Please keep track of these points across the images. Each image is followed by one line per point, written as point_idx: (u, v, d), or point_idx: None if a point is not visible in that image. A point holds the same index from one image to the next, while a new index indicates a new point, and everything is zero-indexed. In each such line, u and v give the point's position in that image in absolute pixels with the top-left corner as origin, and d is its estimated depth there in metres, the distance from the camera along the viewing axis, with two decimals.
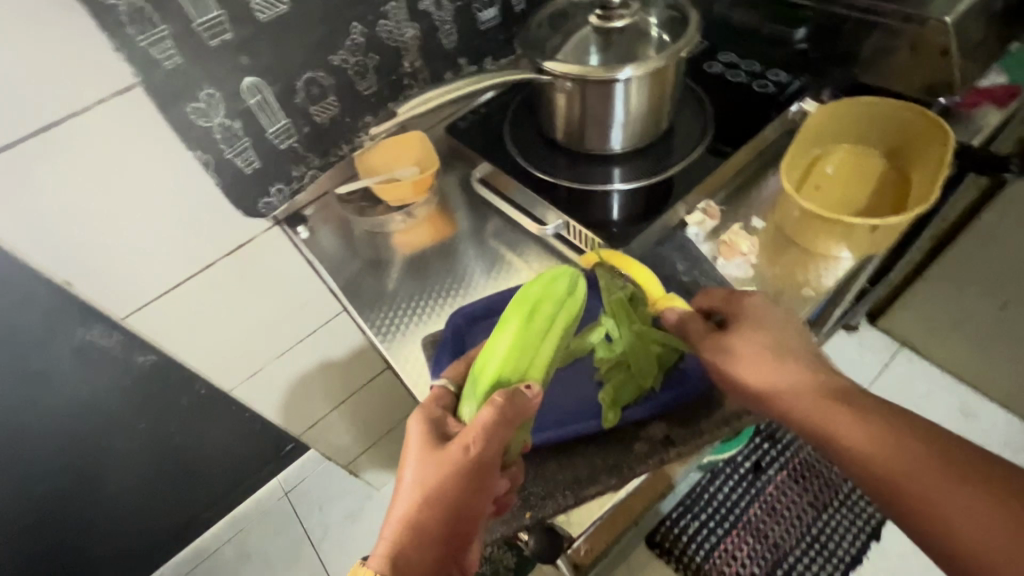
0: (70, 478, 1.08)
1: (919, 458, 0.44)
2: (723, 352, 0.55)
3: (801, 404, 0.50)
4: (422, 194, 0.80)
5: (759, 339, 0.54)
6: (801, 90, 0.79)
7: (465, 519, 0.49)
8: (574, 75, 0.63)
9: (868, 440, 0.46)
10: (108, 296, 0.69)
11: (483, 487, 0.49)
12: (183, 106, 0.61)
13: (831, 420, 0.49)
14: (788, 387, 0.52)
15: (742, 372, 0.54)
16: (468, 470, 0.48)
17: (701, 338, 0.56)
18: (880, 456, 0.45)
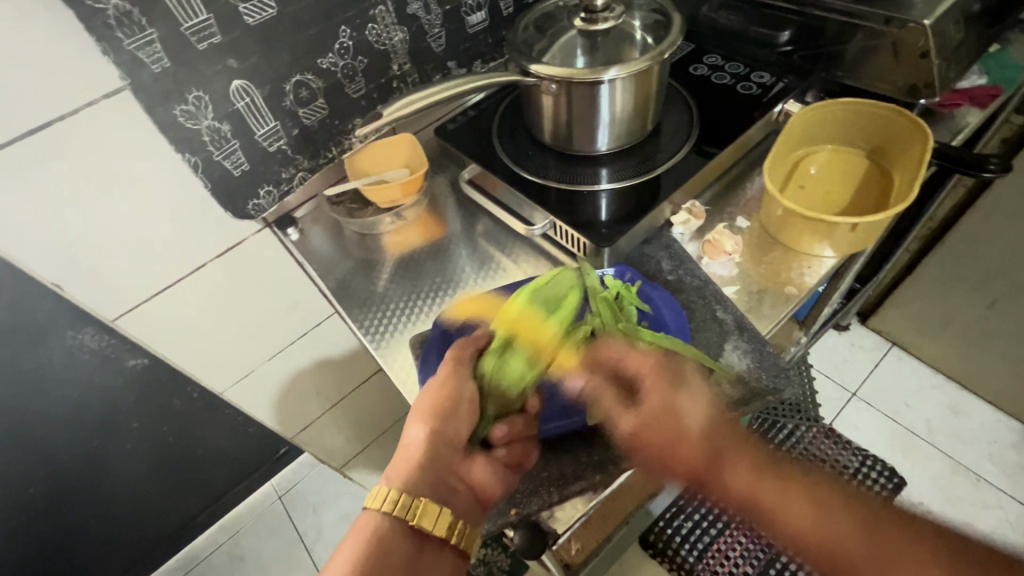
0: (62, 482, 1.08)
1: (863, 542, 0.45)
2: (670, 437, 0.50)
3: (750, 494, 0.48)
4: (411, 196, 0.80)
5: (690, 423, 0.51)
6: (783, 92, 0.80)
7: (454, 431, 0.56)
8: (559, 77, 0.64)
9: (824, 523, 0.46)
10: (98, 299, 0.70)
11: (462, 403, 0.57)
12: (171, 109, 0.62)
13: (774, 508, 0.48)
14: (739, 474, 0.49)
15: (688, 455, 0.49)
16: (443, 388, 0.57)
17: (647, 424, 0.51)
18: (827, 545, 0.45)
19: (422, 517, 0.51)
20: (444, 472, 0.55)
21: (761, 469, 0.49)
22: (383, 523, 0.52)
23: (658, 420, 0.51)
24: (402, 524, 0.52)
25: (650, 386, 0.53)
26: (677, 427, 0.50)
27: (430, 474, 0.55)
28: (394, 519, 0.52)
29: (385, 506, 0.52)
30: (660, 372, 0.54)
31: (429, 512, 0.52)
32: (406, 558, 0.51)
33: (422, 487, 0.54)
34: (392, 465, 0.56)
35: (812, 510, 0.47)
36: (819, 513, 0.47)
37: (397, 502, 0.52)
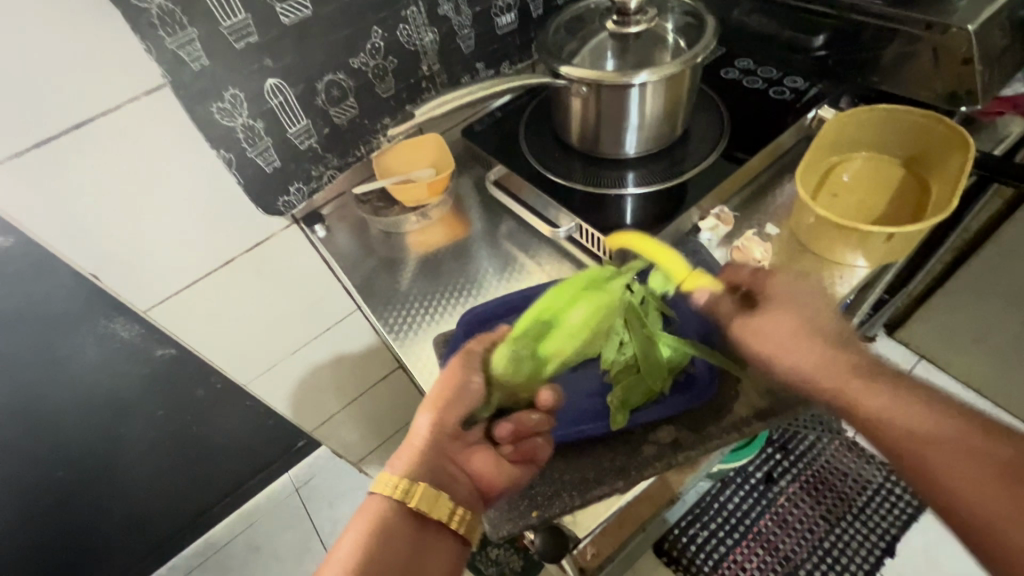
0: (90, 467, 1.11)
1: (942, 432, 0.45)
2: (757, 337, 0.55)
3: (842, 387, 0.50)
4: (436, 196, 0.81)
5: (795, 323, 0.54)
6: (816, 98, 0.79)
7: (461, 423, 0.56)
8: (588, 80, 0.64)
9: (912, 425, 0.46)
10: (133, 290, 0.72)
11: (473, 395, 0.56)
12: (208, 106, 0.63)
13: (861, 398, 0.49)
14: (839, 368, 0.51)
15: (797, 349, 0.53)
16: (455, 377, 0.56)
17: (752, 327, 0.56)
18: (908, 425, 0.46)
19: (421, 501, 0.51)
20: (447, 460, 0.56)
21: (856, 373, 0.51)
22: (386, 505, 0.52)
23: (773, 349, 0.54)
24: (404, 508, 0.52)
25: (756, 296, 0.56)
26: (794, 321, 0.54)
27: (435, 459, 0.55)
28: (397, 502, 0.52)
29: (388, 489, 0.52)
30: (765, 280, 0.56)
31: (431, 498, 0.52)
32: (406, 540, 0.51)
33: (429, 476, 0.54)
34: (398, 449, 0.56)
35: (899, 404, 0.47)
36: (899, 401, 0.47)
37: (400, 485, 0.52)
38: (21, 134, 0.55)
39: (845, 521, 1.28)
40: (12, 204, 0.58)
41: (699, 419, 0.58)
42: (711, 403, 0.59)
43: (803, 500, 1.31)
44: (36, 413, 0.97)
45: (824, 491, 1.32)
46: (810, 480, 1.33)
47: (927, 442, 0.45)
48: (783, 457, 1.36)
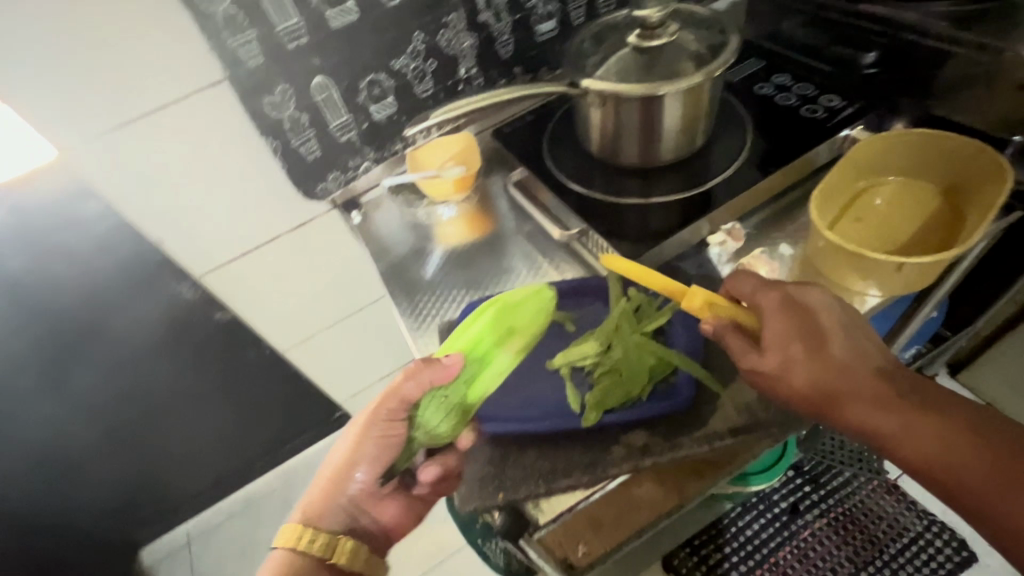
0: (154, 409, 1.26)
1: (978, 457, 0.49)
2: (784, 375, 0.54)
3: (878, 415, 0.52)
4: (462, 192, 0.86)
5: (814, 360, 0.54)
6: (854, 117, 0.76)
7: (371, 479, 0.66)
8: (607, 92, 0.66)
9: (897, 427, 0.51)
10: (191, 256, 0.82)
11: (383, 451, 0.65)
12: (261, 99, 0.71)
13: (898, 435, 0.51)
14: (873, 402, 0.52)
15: (833, 381, 0.53)
16: (366, 441, 0.65)
17: (776, 367, 0.55)
18: (923, 443, 0.50)
19: (336, 553, 0.62)
20: (357, 509, 0.67)
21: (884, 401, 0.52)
22: (294, 558, 0.61)
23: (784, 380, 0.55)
24: (314, 559, 0.62)
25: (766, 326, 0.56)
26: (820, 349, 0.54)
27: (346, 510, 0.66)
28: (301, 553, 0.62)
29: (296, 544, 0.62)
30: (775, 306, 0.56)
31: (344, 550, 0.62)
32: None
33: (337, 523, 0.65)
34: (307, 501, 0.66)
35: (932, 435, 0.50)
36: (931, 427, 0.50)
37: (305, 539, 0.62)
38: (110, 115, 0.66)
39: (872, 566, 1.21)
40: (98, 174, 0.69)
41: (673, 427, 0.60)
42: (690, 412, 0.61)
43: (829, 537, 1.25)
44: (116, 354, 1.13)
45: (854, 531, 1.25)
46: (839, 518, 1.27)
47: (960, 464, 0.49)
48: (812, 490, 1.30)
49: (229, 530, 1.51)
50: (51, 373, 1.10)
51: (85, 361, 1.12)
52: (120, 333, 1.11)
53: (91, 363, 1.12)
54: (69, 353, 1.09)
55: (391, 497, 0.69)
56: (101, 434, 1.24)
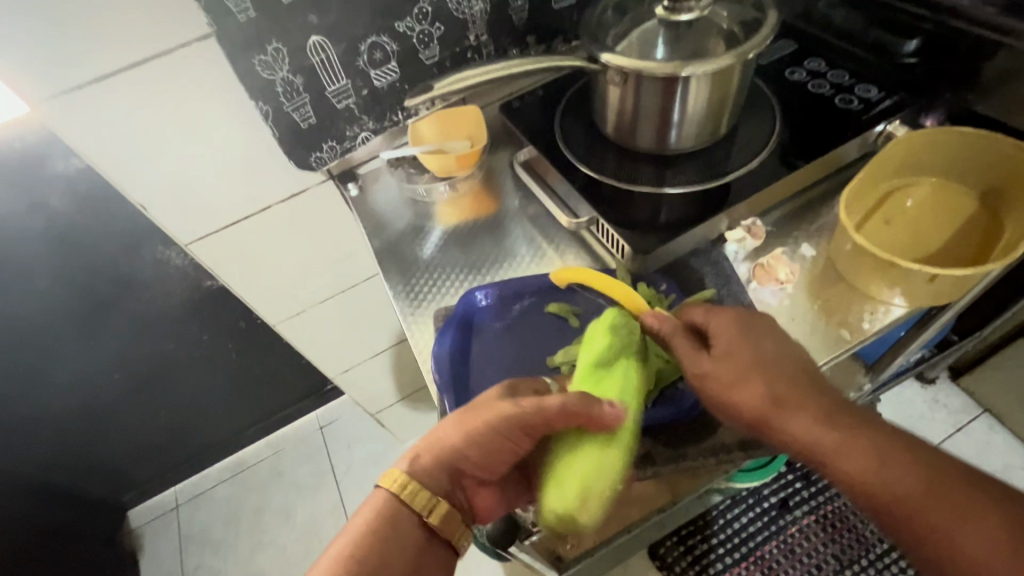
0: (143, 371, 1.24)
1: (931, 484, 0.45)
2: (737, 383, 0.52)
3: (806, 434, 0.49)
4: (465, 169, 0.81)
5: (765, 374, 0.52)
6: (891, 110, 0.70)
7: (479, 464, 0.54)
8: (627, 68, 0.60)
9: (868, 470, 0.47)
10: (176, 225, 0.76)
11: (509, 450, 0.53)
12: (250, 58, 0.65)
13: (839, 451, 0.48)
14: (792, 422, 0.50)
15: (754, 407, 0.51)
16: (494, 429, 0.52)
17: (728, 375, 0.52)
18: (873, 485, 0.47)
19: (436, 516, 0.50)
20: (456, 479, 0.54)
21: (838, 423, 0.49)
22: (391, 506, 0.50)
23: (722, 393, 0.52)
24: (410, 514, 0.50)
25: (727, 350, 0.53)
26: (776, 400, 0.51)
27: (449, 472, 0.53)
28: (402, 504, 0.50)
29: (398, 490, 0.50)
30: (735, 321, 0.54)
31: (440, 513, 0.50)
32: (411, 547, 0.49)
33: (437, 481, 0.52)
34: (416, 455, 0.53)
35: (887, 462, 0.47)
36: (889, 477, 0.46)
37: (406, 488, 0.50)
38: (83, 68, 0.59)
39: (857, 565, 1.20)
40: (70, 133, 0.63)
41: (681, 436, 0.58)
42: (696, 421, 0.59)
43: (816, 534, 1.24)
44: (102, 311, 1.11)
45: (842, 530, 1.24)
46: (828, 515, 1.26)
47: (885, 489, 0.46)
48: (802, 487, 1.29)
49: (216, 495, 1.50)
50: (36, 329, 1.08)
51: (71, 319, 1.09)
52: (107, 291, 1.08)
53: (74, 320, 1.10)
54: (54, 308, 1.07)
55: (488, 483, 0.56)
56: (85, 392, 1.21)
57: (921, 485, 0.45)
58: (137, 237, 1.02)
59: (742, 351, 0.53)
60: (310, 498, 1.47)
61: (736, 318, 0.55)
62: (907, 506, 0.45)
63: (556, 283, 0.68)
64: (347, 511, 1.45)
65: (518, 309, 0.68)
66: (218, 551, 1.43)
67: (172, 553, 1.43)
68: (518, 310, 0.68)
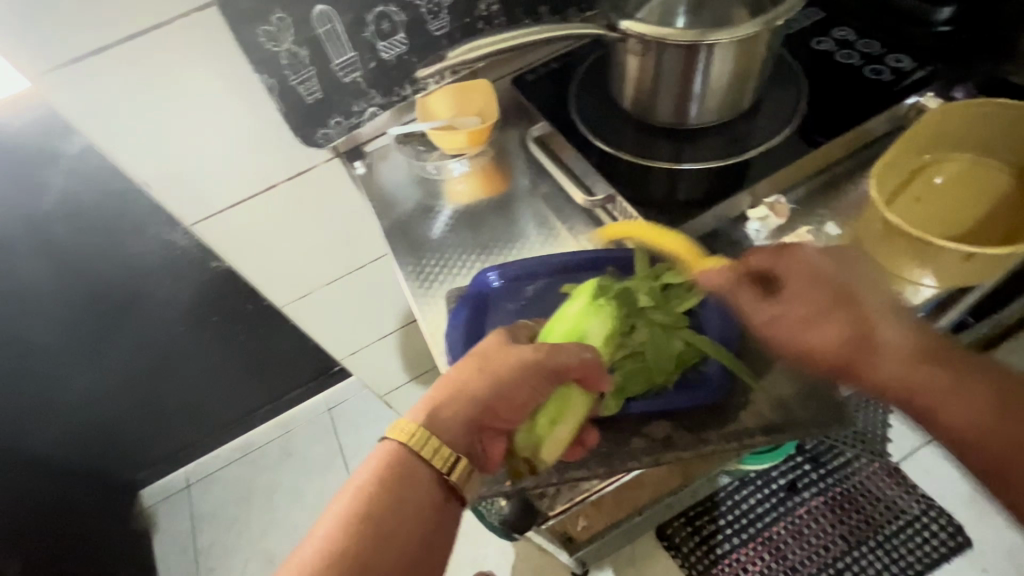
0: (150, 351, 1.24)
1: (986, 392, 0.49)
2: (815, 325, 0.53)
3: (883, 369, 0.51)
4: (476, 147, 0.79)
5: (841, 317, 0.53)
6: (923, 82, 0.67)
7: (502, 416, 0.51)
8: (649, 37, 0.58)
9: (937, 393, 0.50)
10: (181, 203, 0.74)
11: (528, 400, 0.52)
12: (254, 29, 0.63)
13: (914, 379, 0.50)
14: (868, 356, 0.52)
15: (834, 351, 0.52)
16: (516, 379, 0.51)
17: (803, 315, 0.53)
18: (956, 404, 0.49)
19: (456, 473, 0.48)
20: (475, 432, 0.51)
21: (908, 352, 0.51)
22: (404, 458, 0.48)
23: (794, 336, 0.54)
24: (424, 466, 0.48)
25: (793, 289, 0.54)
26: (858, 340, 0.52)
27: (472, 423, 0.50)
28: (414, 458, 0.48)
29: (411, 443, 0.48)
30: (804, 266, 0.54)
31: (462, 468, 0.49)
32: (424, 505, 0.48)
33: (454, 433, 0.49)
34: (434, 403, 0.50)
35: (944, 379, 0.50)
36: (954, 388, 0.49)
37: (418, 439, 0.48)
38: (81, 40, 0.57)
39: (865, 546, 1.20)
40: (69, 107, 0.60)
41: (700, 421, 0.57)
42: (717, 405, 0.58)
43: (825, 516, 1.24)
44: (109, 291, 1.10)
45: (851, 511, 1.24)
46: (837, 497, 1.25)
47: (956, 404, 0.49)
48: (812, 469, 1.28)
49: (227, 475, 1.51)
50: (45, 309, 1.07)
51: (78, 299, 1.09)
52: (114, 271, 1.07)
53: (83, 300, 1.09)
54: (60, 289, 1.06)
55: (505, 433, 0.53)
56: (94, 372, 1.21)
57: (993, 409, 0.48)
58: (141, 218, 1.00)
59: (828, 288, 0.53)
60: (319, 479, 1.48)
61: (817, 261, 0.54)
62: (975, 426, 0.48)
63: (571, 263, 0.66)
64: None
65: (531, 290, 0.66)
66: (231, 529, 1.44)
67: (185, 531, 1.45)
68: (530, 292, 0.66)
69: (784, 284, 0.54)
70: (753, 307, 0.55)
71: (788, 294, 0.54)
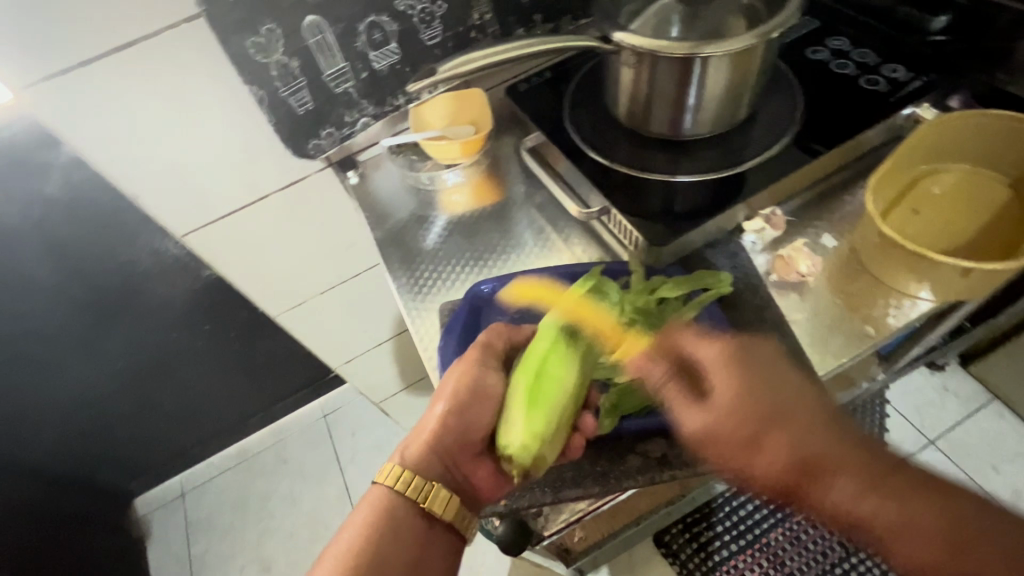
0: (143, 360, 1.22)
1: (978, 552, 0.43)
2: (754, 447, 0.49)
3: (844, 510, 0.47)
4: (470, 156, 0.78)
5: (789, 436, 0.49)
6: (919, 92, 0.67)
7: (466, 435, 0.57)
8: (643, 49, 0.57)
9: (912, 539, 0.45)
10: (171, 214, 0.73)
11: (484, 410, 0.58)
12: (243, 40, 0.62)
13: (881, 523, 0.46)
14: (825, 489, 0.47)
15: (785, 480, 0.48)
16: (470, 388, 0.57)
17: (741, 437, 0.49)
18: (934, 560, 0.44)
19: (432, 502, 0.54)
20: (451, 462, 0.57)
21: (872, 486, 0.47)
22: (391, 499, 0.54)
23: (733, 453, 0.50)
24: (409, 504, 0.54)
25: (733, 394, 0.50)
26: (807, 469, 0.48)
27: (441, 456, 0.56)
28: (400, 499, 0.54)
29: (396, 485, 0.54)
30: (738, 365, 0.51)
31: (439, 497, 0.54)
32: (413, 538, 0.54)
33: (431, 468, 0.55)
34: (408, 447, 0.57)
35: (923, 528, 0.45)
36: (936, 542, 0.44)
37: (403, 479, 0.54)
38: (67, 52, 0.56)
39: (864, 552, 1.20)
40: (54, 120, 0.59)
41: None
42: None
43: (822, 522, 1.23)
44: (101, 301, 1.09)
45: None
46: None
47: (936, 561, 0.44)
48: None
49: (222, 483, 1.50)
50: (36, 318, 1.06)
51: (69, 308, 1.07)
52: (104, 279, 1.06)
53: (74, 308, 1.08)
54: (51, 297, 1.04)
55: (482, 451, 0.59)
56: (86, 381, 1.20)
57: (987, 570, 0.43)
58: (132, 226, 0.99)
59: (767, 407, 0.49)
60: (315, 486, 1.47)
61: (753, 354, 0.52)
62: None
63: (566, 277, 0.65)
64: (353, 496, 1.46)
65: (525, 303, 0.65)
66: (225, 538, 1.43)
67: (179, 540, 1.44)
68: (522, 306, 0.65)
69: (716, 376, 0.51)
70: (680, 405, 0.52)
71: (713, 400, 0.51)
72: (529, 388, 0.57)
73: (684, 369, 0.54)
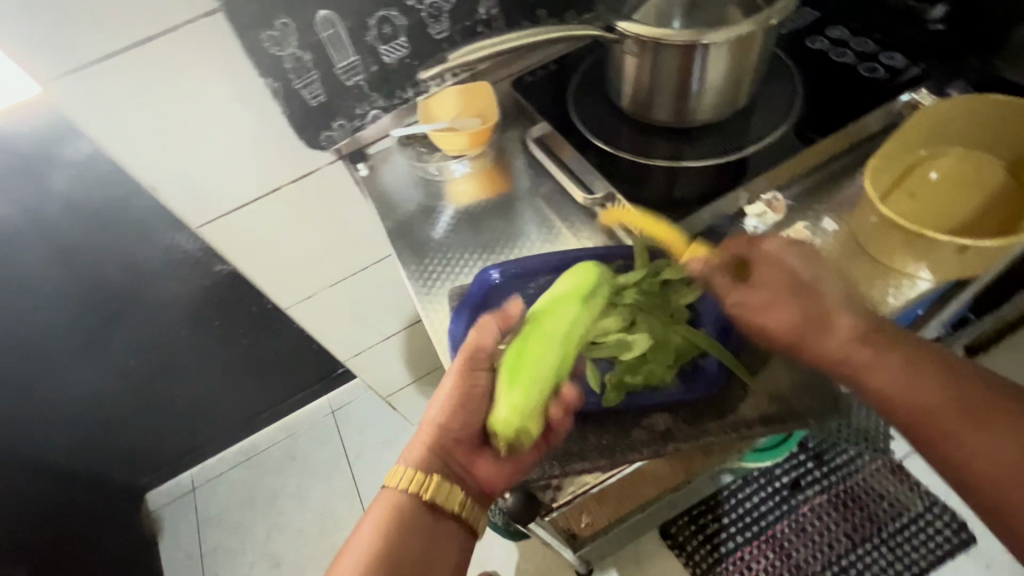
0: (156, 354, 1.25)
1: (951, 392, 0.50)
2: (769, 310, 0.56)
3: (844, 357, 0.53)
4: (476, 148, 0.80)
5: (799, 299, 0.55)
6: (916, 80, 0.68)
7: (463, 428, 0.59)
8: (645, 37, 0.59)
9: (904, 387, 0.51)
10: (187, 206, 0.75)
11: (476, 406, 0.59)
12: (259, 34, 0.64)
13: (873, 367, 0.52)
14: (828, 338, 0.54)
15: (788, 335, 0.55)
16: (460, 388, 0.58)
17: (761, 299, 0.56)
18: (915, 404, 0.50)
19: (436, 492, 0.55)
20: (450, 457, 0.58)
21: (869, 340, 0.53)
22: (395, 496, 0.55)
23: (750, 313, 0.57)
24: (413, 498, 0.55)
25: (760, 266, 0.57)
26: (818, 321, 0.55)
27: (439, 454, 0.58)
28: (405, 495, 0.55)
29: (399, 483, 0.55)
30: (776, 249, 0.57)
31: (440, 489, 0.55)
32: (423, 524, 0.55)
33: (431, 466, 0.57)
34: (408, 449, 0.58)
35: (907, 374, 0.51)
36: (923, 392, 0.50)
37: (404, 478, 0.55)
38: (92, 45, 0.58)
39: (870, 543, 1.20)
40: (78, 112, 0.61)
41: (699, 415, 0.58)
42: (713, 399, 0.59)
43: (828, 514, 1.24)
44: (117, 295, 1.12)
45: (855, 509, 1.23)
46: (841, 495, 1.25)
47: (921, 398, 0.50)
48: (815, 467, 1.28)
49: (232, 478, 1.52)
50: (54, 312, 1.09)
51: (86, 303, 1.10)
52: (120, 274, 1.09)
53: (91, 303, 1.11)
54: (68, 292, 1.07)
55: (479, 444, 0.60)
56: (101, 375, 1.23)
57: (967, 415, 0.48)
58: (147, 222, 1.02)
59: (789, 275, 0.56)
60: (324, 480, 1.49)
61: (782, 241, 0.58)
62: (932, 415, 0.50)
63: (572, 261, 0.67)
64: (361, 491, 1.47)
65: (533, 288, 0.67)
66: (236, 532, 1.45)
67: (190, 534, 1.46)
68: (531, 289, 0.67)
69: (754, 256, 0.58)
70: (715, 284, 0.59)
71: (750, 281, 0.58)
72: (512, 360, 0.59)
73: (731, 266, 0.59)
